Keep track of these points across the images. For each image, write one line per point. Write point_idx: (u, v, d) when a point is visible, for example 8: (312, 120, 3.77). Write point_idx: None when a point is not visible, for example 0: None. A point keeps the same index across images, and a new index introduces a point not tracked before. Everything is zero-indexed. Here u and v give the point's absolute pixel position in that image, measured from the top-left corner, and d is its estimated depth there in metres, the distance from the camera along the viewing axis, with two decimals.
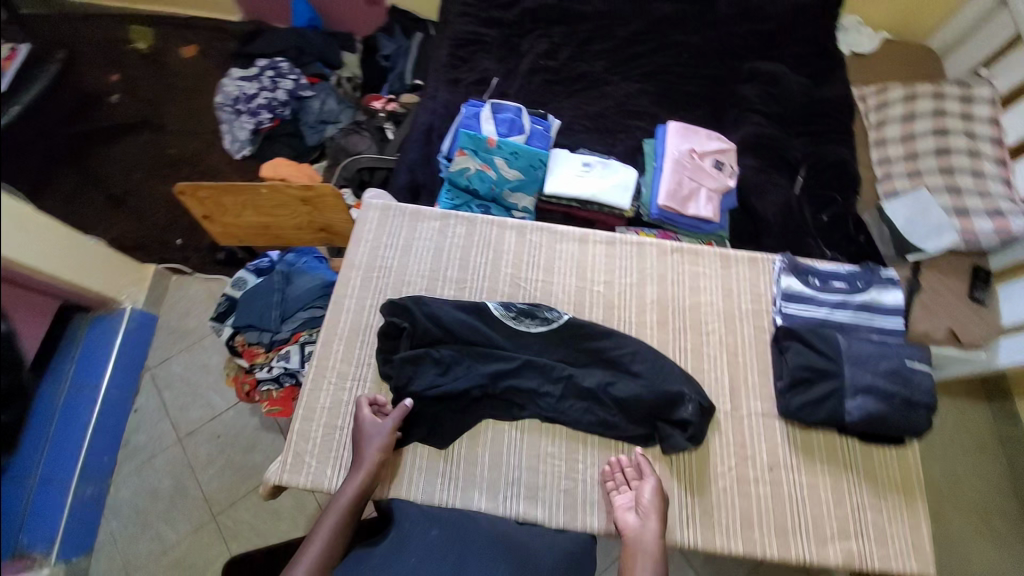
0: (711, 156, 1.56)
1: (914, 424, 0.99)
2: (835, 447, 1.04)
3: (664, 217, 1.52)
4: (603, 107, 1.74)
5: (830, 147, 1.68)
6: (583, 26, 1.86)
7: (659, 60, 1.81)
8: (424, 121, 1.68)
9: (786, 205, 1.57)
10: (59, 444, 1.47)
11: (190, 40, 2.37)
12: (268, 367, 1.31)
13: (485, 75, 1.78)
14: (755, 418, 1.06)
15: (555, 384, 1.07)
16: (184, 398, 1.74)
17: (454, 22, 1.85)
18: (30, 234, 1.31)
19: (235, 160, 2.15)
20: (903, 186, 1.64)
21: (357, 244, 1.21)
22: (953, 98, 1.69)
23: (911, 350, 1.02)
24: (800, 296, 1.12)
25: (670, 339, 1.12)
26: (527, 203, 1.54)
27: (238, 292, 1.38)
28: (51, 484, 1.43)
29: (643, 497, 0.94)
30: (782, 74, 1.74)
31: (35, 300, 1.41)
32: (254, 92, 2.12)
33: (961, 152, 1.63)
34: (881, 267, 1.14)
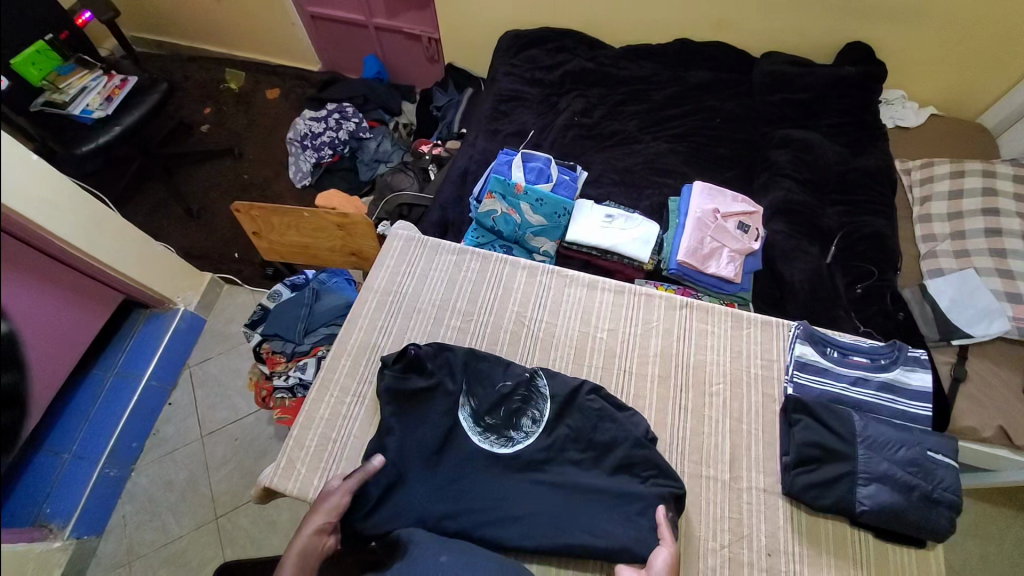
0: (734, 218, 1.56)
1: (936, 524, 0.89)
2: (844, 539, 0.94)
3: (683, 273, 1.51)
4: (632, 163, 1.81)
5: (866, 218, 1.63)
6: (619, 89, 1.97)
7: (691, 123, 1.88)
8: (461, 166, 1.82)
9: (816, 274, 1.52)
10: (96, 425, 1.65)
11: (275, 84, 2.73)
12: (285, 376, 1.39)
13: (523, 127, 1.91)
14: (755, 493, 0.98)
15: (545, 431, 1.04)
16: (213, 397, 1.85)
17: (501, 80, 2.02)
18: (101, 235, 1.52)
19: (295, 187, 2.38)
20: (949, 266, 1.55)
21: (378, 269, 1.30)
22: (1006, 176, 1.63)
23: (936, 440, 0.93)
24: (814, 367, 1.06)
25: (670, 395, 1.09)
26: (547, 247, 1.60)
27: (272, 304, 1.49)
28: (84, 460, 1.59)
29: (656, 561, 0.85)
30: (817, 143, 1.74)
31: (99, 291, 1.59)
32: (321, 131, 2.37)
33: (1014, 234, 1.54)
34: (909, 346, 1.07)
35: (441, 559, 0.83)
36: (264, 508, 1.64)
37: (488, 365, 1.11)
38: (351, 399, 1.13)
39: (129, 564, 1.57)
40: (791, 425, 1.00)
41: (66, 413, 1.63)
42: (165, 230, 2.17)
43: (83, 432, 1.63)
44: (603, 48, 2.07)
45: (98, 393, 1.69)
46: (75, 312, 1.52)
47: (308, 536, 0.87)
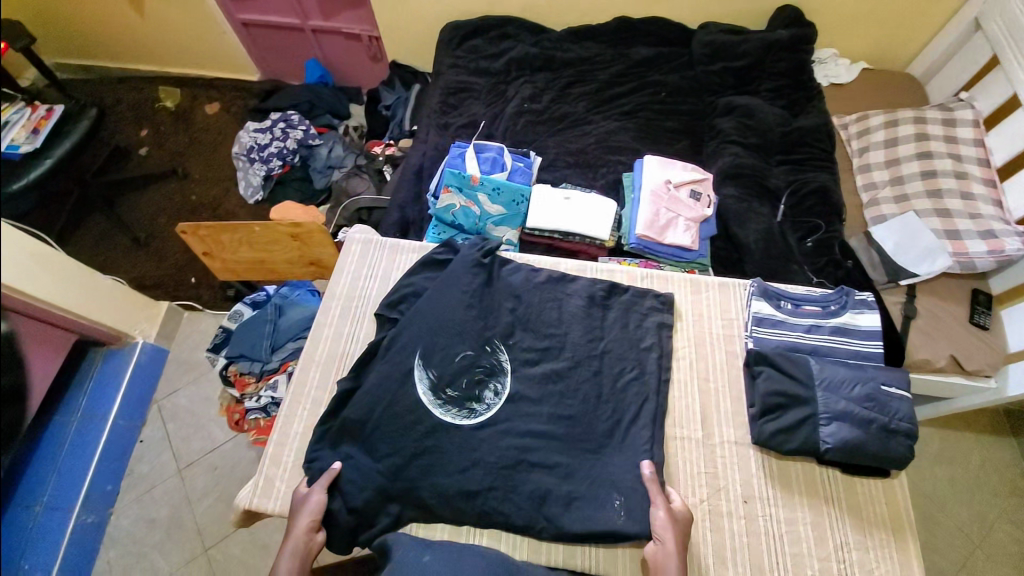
0: (686, 187, 1.60)
1: (896, 453, 0.94)
2: (815, 479, 0.99)
3: (643, 246, 1.55)
4: (585, 144, 1.83)
5: (810, 174, 1.72)
6: (565, 72, 1.99)
7: (638, 100, 1.91)
8: (415, 163, 1.81)
9: (767, 232, 1.59)
10: (67, 473, 1.63)
11: (214, 99, 2.65)
12: (256, 397, 1.39)
13: (474, 118, 1.90)
14: (728, 446, 1.03)
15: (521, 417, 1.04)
16: (186, 430, 1.88)
17: (446, 72, 2.00)
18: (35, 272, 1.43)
19: (249, 204, 2.37)
20: (890, 212, 1.64)
21: (340, 275, 1.28)
22: (935, 121, 1.73)
23: (889, 374, 0.99)
24: (771, 320, 1.11)
25: (616, 334, 1.12)
26: (510, 236, 1.60)
27: (233, 324, 1.45)
28: (56, 511, 1.57)
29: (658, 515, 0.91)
30: (758, 108, 1.81)
31: (56, 334, 1.60)
32: (267, 142, 2.37)
33: (946, 174, 1.64)
34: (856, 289, 1.12)
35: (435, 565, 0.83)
36: (254, 532, 1.70)
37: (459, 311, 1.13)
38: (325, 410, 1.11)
39: None
40: (755, 377, 1.04)
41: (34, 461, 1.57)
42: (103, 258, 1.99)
43: (53, 481, 1.59)
44: (545, 31, 2.08)
45: (62, 440, 1.64)
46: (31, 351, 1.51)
47: (298, 536, 0.92)
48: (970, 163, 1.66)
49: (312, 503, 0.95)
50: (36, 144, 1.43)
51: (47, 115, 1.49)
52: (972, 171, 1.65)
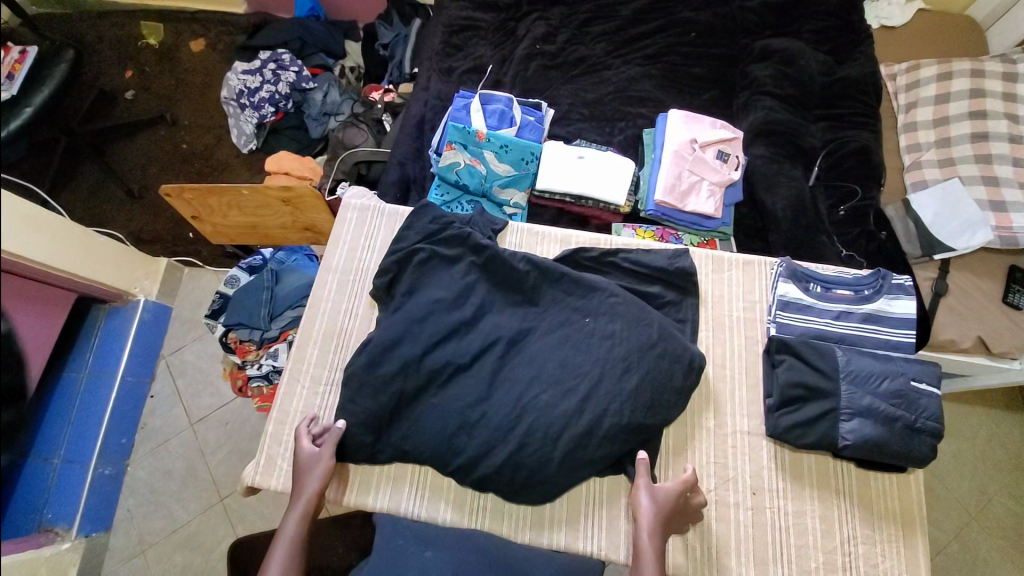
0: (713, 147, 1.45)
1: (917, 452, 0.89)
2: (828, 473, 0.96)
3: (661, 213, 1.43)
4: (602, 93, 1.66)
5: (849, 132, 1.56)
6: (583, 7, 1.77)
7: (663, 41, 1.72)
8: (415, 113, 1.66)
9: (798, 198, 1.46)
10: (82, 426, 1.68)
11: (198, 34, 2.48)
12: (258, 364, 1.35)
13: (479, 62, 1.72)
14: (740, 436, 0.99)
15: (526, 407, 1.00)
16: (195, 386, 1.91)
17: (449, 7, 1.79)
18: (25, 235, 1.39)
19: (243, 153, 2.26)
20: (934, 177, 1.49)
21: (336, 245, 1.19)
22: (995, 74, 1.53)
23: (920, 369, 0.92)
24: (797, 305, 1.02)
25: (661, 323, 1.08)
26: (517, 199, 1.49)
27: (230, 290, 1.39)
28: (76, 462, 1.64)
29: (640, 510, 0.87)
30: (799, 53, 1.62)
31: (56, 294, 1.58)
32: (258, 86, 2.20)
33: (1000, 137, 1.48)
34: (893, 273, 1.04)
35: (427, 555, 0.95)
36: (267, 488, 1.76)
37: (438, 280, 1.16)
38: (325, 389, 1.08)
39: (144, 551, 1.70)
40: (775, 366, 0.98)
41: (45, 417, 1.63)
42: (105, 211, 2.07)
43: (69, 435, 1.65)
44: None
45: (74, 396, 1.68)
46: (32, 311, 1.51)
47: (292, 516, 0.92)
48: None
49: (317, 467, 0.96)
50: (12, 92, 1.25)
51: (21, 59, 1.28)
52: None
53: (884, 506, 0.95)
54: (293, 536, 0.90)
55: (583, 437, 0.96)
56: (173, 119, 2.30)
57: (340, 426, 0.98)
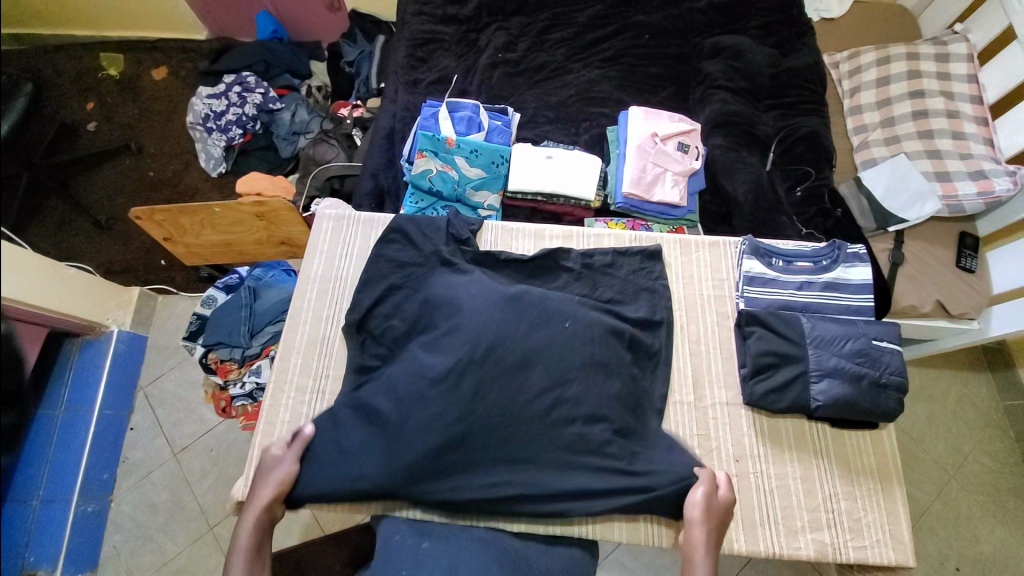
0: (674, 139, 1.51)
1: (885, 407, 0.94)
2: (806, 435, 1.01)
3: (630, 205, 1.48)
4: (565, 96, 1.72)
5: (800, 118, 1.65)
6: (541, 16, 1.85)
7: (620, 44, 1.79)
8: (385, 125, 1.69)
9: (757, 183, 1.54)
10: (59, 464, 1.61)
11: (159, 63, 2.47)
12: (241, 383, 1.33)
13: (444, 73, 1.76)
14: (719, 408, 1.03)
15: None
16: (177, 415, 1.88)
17: (411, 21, 1.83)
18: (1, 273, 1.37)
19: (212, 177, 2.25)
20: (881, 155, 1.59)
21: (313, 255, 1.18)
22: (927, 57, 1.65)
23: (881, 329, 0.98)
24: (762, 279, 1.08)
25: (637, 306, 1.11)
26: (490, 201, 1.52)
27: (208, 310, 1.38)
28: (55, 501, 1.58)
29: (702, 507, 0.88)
30: (747, 48, 1.71)
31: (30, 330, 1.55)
32: (224, 109, 2.20)
33: (938, 113, 1.58)
34: (848, 242, 1.10)
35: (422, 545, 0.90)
36: None
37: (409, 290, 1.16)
38: (311, 397, 1.06)
39: None
40: (746, 338, 1.02)
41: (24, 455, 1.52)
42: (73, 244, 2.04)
43: (47, 474, 1.57)
44: None
45: (52, 430, 1.61)
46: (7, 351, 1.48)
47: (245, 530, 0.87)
48: (962, 101, 1.60)
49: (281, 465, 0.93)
50: None
51: None
52: (964, 110, 1.59)
53: (861, 460, 1.00)
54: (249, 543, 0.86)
55: None
56: (139, 148, 2.28)
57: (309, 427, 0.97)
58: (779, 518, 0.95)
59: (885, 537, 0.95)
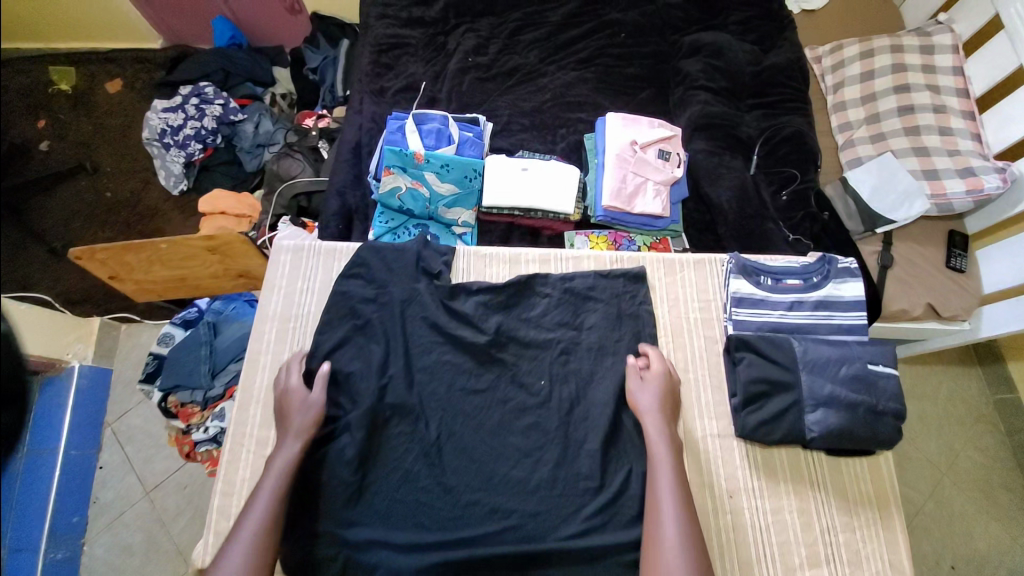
0: (654, 146, 1.45)
1: (882, 434, 0.90)
2: (800, 465, 0.96)
3: (611, 218, 1.42)
4: (540, 101, 1.64)
5: (784, 118, 1.60)
6: (511, 16, 1.75)
7: (595, 44, 1.71)
8: (351, 139, 1.59)
9: (741, 188, 1.48)
10: (24, 512, 1.53)
11: (112, 74, 2.32)
12: (203, 428, 1.24)
13: (412, 80, 1.66)
14: (711, 440, 0.97)
15: (496, 440, 0.96)
16: (147, 451, 1.78)
17: (375, 24, 1.72)
18: None
19: (174, 196, 2.13)
20: (867, 153, 1.54)
21: (271, 292, 1.09)
22: (912, 49, 1.60)
23: (874, 351, 0.93)
24: (751, 300, 1.02)
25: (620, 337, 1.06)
26: (465, 217, 1.45)
27: (165, 348, 1.29)
28: (22, 552, 1.51)
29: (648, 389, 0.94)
30: (726, 45, 1.64)
31: None
32: (181, 123, 2.07)
33: (924, 108, 1.54)
34: (837, 257, 1.05)
35: None
36: None
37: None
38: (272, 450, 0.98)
39: None
40: (736, 364, 0.96)
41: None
42: (28, 274, 1.93)
43: (13, 522, 1.49)
44: None
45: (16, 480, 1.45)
46: None
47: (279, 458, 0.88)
48: (949, 95, 1.55)
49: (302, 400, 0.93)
50: None
51: None
52: (950, 104, 1.54)
53: (858, 488, 0.95)
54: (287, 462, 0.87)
55: (555, 462, 0.94)
56: (94, 167, 2.15)
57: (328, 365, 0.96)
58: (778, 557, 0.90)
59: (885, 568, 0.91)
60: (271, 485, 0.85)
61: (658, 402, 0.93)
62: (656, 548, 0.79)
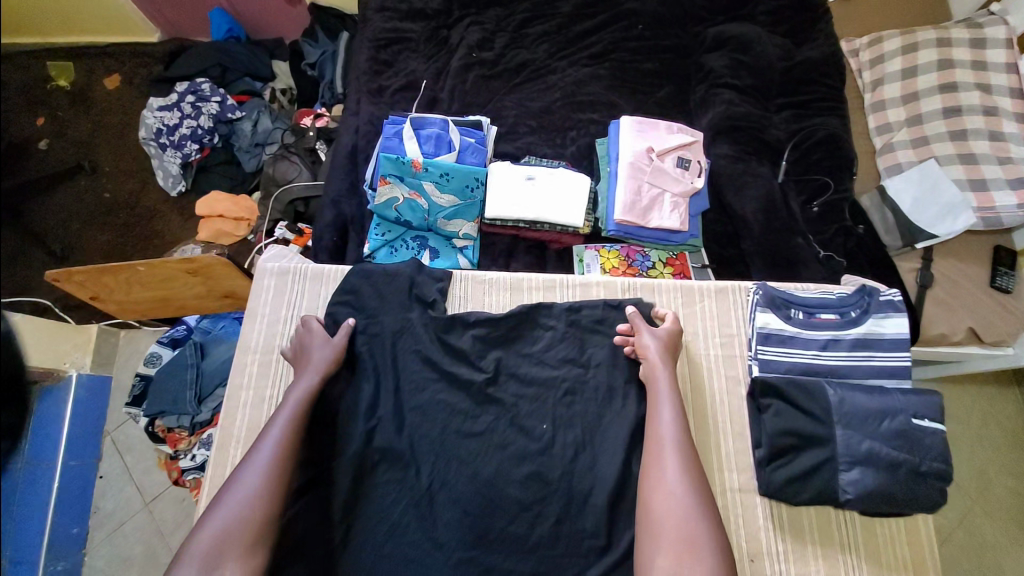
0: (673, 153, 1.32)
1: (927, 498, 0.80)
2: (829, 524, 0.89)
3: (624, 232, 1.31)
4: (550, 101, 1.52)
5: (816, 120, 1.46)
6: (519, 7, 1.62)
7: (610, 36, 1.58)
8: (347, 143, 1.49)
9: (768, 198, 1.35)
10: (24, 524, 1.46)
11: (109, 69, 2.24)
12: (191, 455, 1.19)
13: (412, 78, 1.55)
14: (731, 495, 0.89)
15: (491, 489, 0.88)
16: (146, 461, 1.74)
17: (373, 18, 1.61)
18: None
19: (173, 197, 2.07)
20: (907, 159, 1.39)
21: (253, 322, 1.06)
22: (962, 42, 1.43)
23: (922, 403, 0.83)
24: (779, 336, 0.93)
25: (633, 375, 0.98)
26: (466, 229, 1.34)
27: (152, 370, 1.24)
28: (23, 564, 1.44)
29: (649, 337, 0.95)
30: (755, 38, 1.50)
31: None
32: (177, 122, 2.00)
33: (973, 110, 1.38)
34: (879, 288, 0.95)
35: None
36: None
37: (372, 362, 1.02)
38: None
39: None
40: (761, 411, 0.87)
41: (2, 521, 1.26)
42: (28, 278, 1.87)
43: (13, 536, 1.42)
44: None
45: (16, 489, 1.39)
46: None
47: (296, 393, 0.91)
48: (1001, 95, 1.39)
49: (321, 345, 0.97)
50: None
51: None
52: (1003, 105, 1.38)
53: (894, 554, 0.88)
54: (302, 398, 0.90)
55: None
56: (92, 167, 2.10)
57: (351, 319, 0.99)
58: None
59: None
60: (290, 411, 0.88)
61: (665, 351, 0.94)
62: (660, 486, 0.82)
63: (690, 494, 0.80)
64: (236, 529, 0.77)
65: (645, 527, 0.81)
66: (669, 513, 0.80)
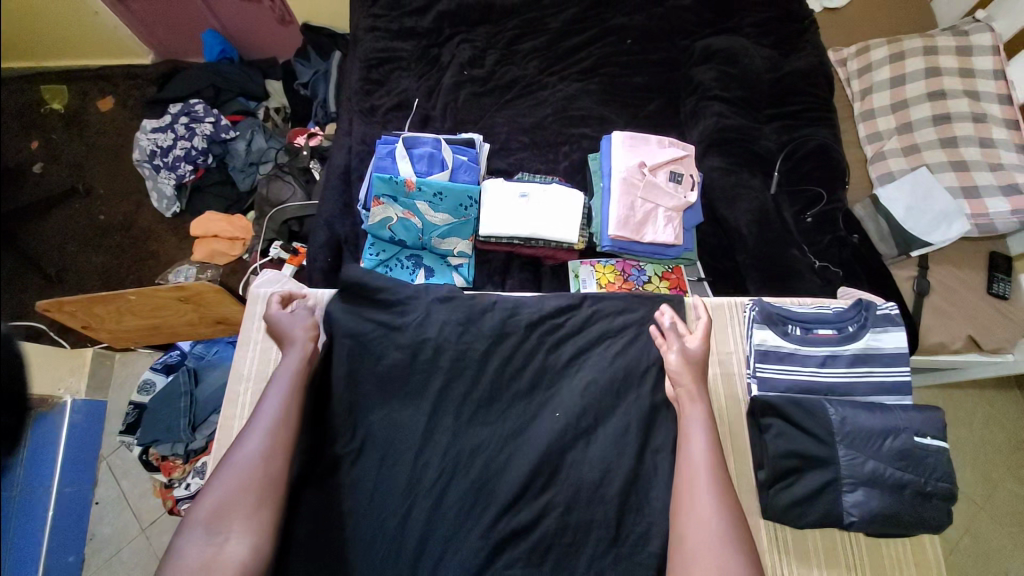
0: (665, 168, 1.32)
1: (931, 518, 0.81)
2: (836, 548, 0.91)
3: (618, 248, 1.30)
4: (541, 116, 1.53)
5: (806, 131, 1.46)
6: (508, 24, 1.63)
7: (600, 51, 1.59)
8: (340, 163, 1.49)
9: (762, 210, 1.35)
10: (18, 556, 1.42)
11: (105, 92, 2.25)
12: (185, 484, 1.17)
13: (404, 96, 1.56)
14: None
15: None
16: (143, 486, 1.72)
17: (364, 37, 1.62)
18: None
19: (167, 218, 2.06)
20: (899, 167, 1.39)
21: (244, 350, 1.07)
22: (948, 51, 1.44)
23: (924, 420, 0.84)
24: (778, 353, 0.93)
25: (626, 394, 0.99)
26: (460, 248, 1.34)
27: (146, 397, 1.23)
28: None
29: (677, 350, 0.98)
30: (742, 51, 1.51)
31: None
32: (170, 144, 1.99)
33: (962, 117, 1.38)
34: (875, 302, 0.95)
35: None
36: None
37: (367, 387, 1.02)
38: None
39: None
40: (763, 433, 0.88)
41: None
42: None
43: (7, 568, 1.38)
44: None
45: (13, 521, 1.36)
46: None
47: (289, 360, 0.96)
48: (990, 101, 1.40)
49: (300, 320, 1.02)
50: None
51: None
52: (992, 112, 1.39)
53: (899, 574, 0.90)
54: (294, 369, 0.95)
55: None
56: (87, 189, 2.10)
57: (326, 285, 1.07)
58: None
59: None
60: (283, 383, 0.93)
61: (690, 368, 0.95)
62: (690, 505, 0.83)
63: (721, 519, 0.80)
64: (237, 495, 0.81)
65: (679, 558, 0.81)
66: (704, 545, 0.79)
